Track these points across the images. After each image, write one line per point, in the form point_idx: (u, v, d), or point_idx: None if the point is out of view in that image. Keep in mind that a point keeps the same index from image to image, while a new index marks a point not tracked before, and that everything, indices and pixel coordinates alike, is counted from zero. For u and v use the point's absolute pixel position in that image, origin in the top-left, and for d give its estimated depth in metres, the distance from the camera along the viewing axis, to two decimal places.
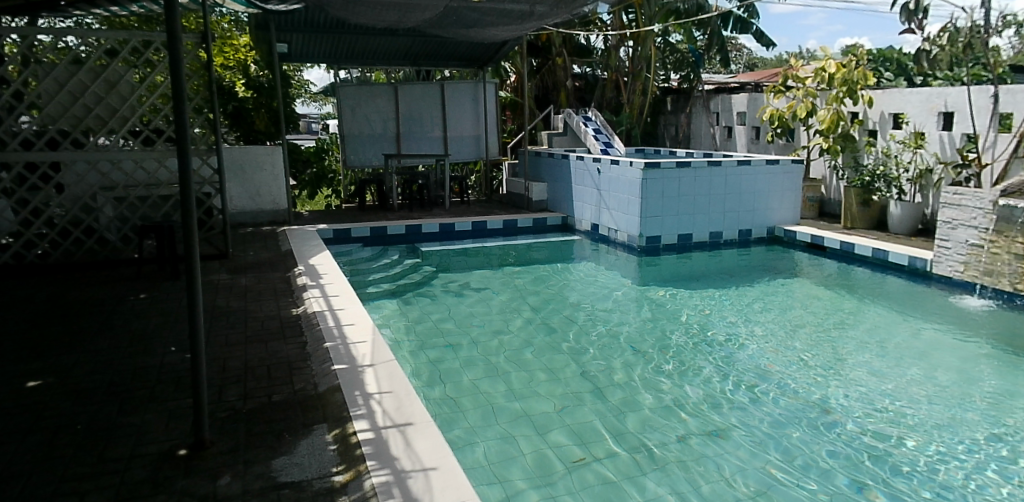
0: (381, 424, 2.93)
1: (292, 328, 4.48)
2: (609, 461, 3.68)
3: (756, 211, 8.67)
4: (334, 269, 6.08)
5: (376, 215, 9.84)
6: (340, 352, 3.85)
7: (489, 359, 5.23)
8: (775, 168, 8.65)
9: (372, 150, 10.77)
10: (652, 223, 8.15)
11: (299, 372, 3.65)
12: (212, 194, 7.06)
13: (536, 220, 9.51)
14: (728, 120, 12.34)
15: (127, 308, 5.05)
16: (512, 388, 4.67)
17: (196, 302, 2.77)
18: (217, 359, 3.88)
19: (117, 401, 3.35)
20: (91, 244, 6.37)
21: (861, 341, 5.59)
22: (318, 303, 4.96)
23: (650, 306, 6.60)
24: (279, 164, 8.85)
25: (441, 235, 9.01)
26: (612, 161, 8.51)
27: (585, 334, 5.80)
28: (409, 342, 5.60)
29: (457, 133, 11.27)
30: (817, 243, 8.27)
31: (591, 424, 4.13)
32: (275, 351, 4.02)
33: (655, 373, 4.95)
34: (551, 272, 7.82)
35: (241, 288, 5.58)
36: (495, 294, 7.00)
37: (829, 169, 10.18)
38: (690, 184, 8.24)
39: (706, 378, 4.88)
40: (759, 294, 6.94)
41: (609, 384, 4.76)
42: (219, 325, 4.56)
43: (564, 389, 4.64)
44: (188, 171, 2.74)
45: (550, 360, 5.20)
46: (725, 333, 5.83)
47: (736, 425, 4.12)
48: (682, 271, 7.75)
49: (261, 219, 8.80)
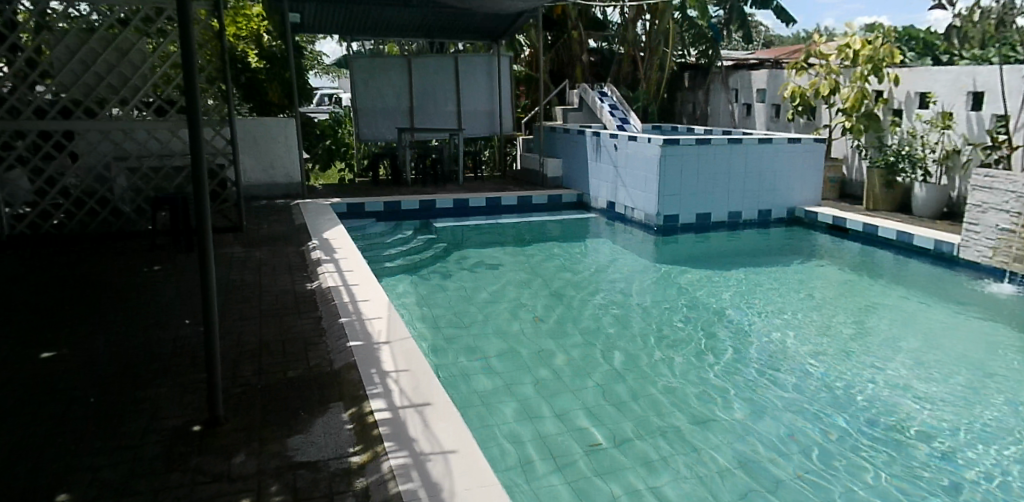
0: (398, 403, 2.86)
1: (308, 303, 4.42)
2: (626, 444, 3.62)
3: (776, 191, 8.50)
4: (349, 243, 6.01)
5: (389, 189, 9.76)
6: (356, 328, 3.80)
7: (504, 338, 5.17)
8: (798, 147, 8.44)
9: (385, 123, 10.64)
10: (670, 201, 8.00)
11: (314, 348, 3.60)
12: (225, 166, 6.97)
13: (551, 197, 9.39)
14: (748, 97, 12.09)
15: (141, 280, 5.02)
16: (527, 368, 4.62)
17: (209, 273, 2.70)
18: (233, 333, 3.86)
19: (132, 373, 3.32)
20: (105, 215, 6.33)
21: (884, 326, 5.47)
22: (332, 278, 4.90)
23: (667, 286, 6.50)
24: (293, 137, 8.74)
25: (455, 211, 8.91)
26: (629, 138, 8.33)
27: (601, 314, 5.73)
28: (423, 319, 5.55)
29: (471, 107, 11.11)
30: (839, 225, 8.10)
31: (608, 407, 4.05)
32: (290, 326, 3.98)
33: (671, 355, 4.88)
34: (566, 250, 7.73)
35: (255, 262, 5.53)
36: (510, 271, 6.91)
37: (852, 148, 9.96)
38: (710, 162, 8.06)
39: (725, 360, 4.80)
40: (779, 276, 6.82)
41: (624, 365, 4.69)
42: (233, 299, 4.51)
43: (580, 370, 4.58)
44: (199, 139, 2.64)
45: (565, 340, 5.13)
46: (744, 316, 5.72)
47: (756, 409, 4.05)
48: (700, 252, 7.64)
49: (274, 192, 8.73)
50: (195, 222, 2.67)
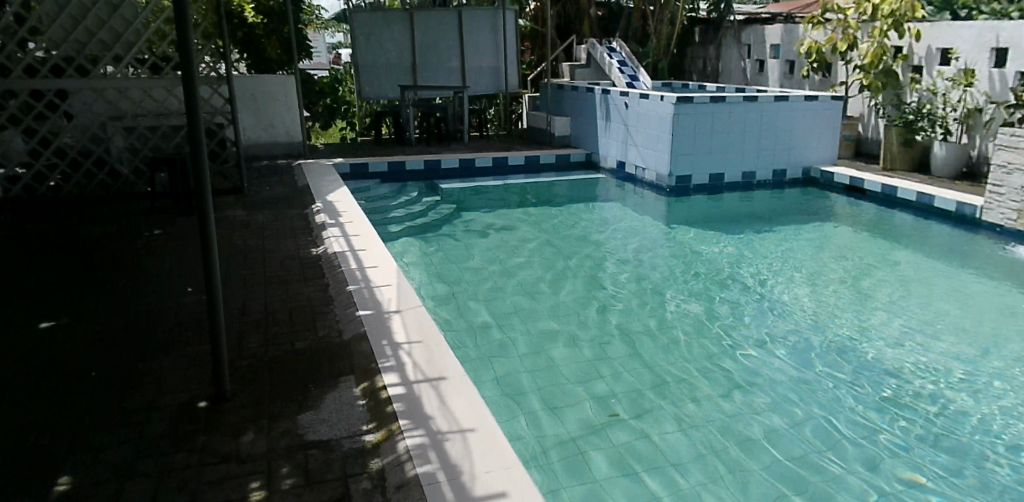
0: (412, 378, 2.74)
1: (313, 269, 4.27)
2: (643, 416, 3.52)
3: (792, 150, 8.26)
4: (353, 206, 5.84)
5: (393, 149, 9.53)
6: (365, 296, 3.66)
7: (514, 306, 5.06)
8: (815, 104, 8.17)
9: (387, 81, 10.29)
10: (682, 161, 7.78)
11: (322, 317, 3.47)
12: (224, 125, 6.75)
13: (559, 156, 9.16)
14: (761, 52, 11.71)
15: (142, 244, 4.87)
16: (539, 337, 4.51)
17: (211, 242, 2.54)
18: (238, 301, 3.73)
19: (135, 345, 3.20)
20: (102, 177, 6.15)
21: (903, 292, 5.34)
22: (338, 243, 4.74)
23: (679, 251, 6.35)
24: (293, 95, 8.48)
25: (461, 171, 8.69)
26: (641, 95, 8.05)
27: (613, 281, 5.59)
28: (431, 286, 5.43)
29: (475, 64, 10.77)
30: (856, 186, 7.90)
31: (624, 378, 3.94)
32: (297, 293, 3.84)
33: (686, 322, 4.77)
34: (575, 212, 7.55)
35: (257, 226, 5.36)
36: (518, 235, 6.74)
37: (868, 105, 9.66)
38: (724, 120, 7.81)
39: (740, 327, 4.69)
40: (795, 239, 6.66)
41: (638, 333, 4.58)
42: (237, 265, 4.37)
43: (593, 340, 4.46)
44: (195, 98, 2.45)
45: (576, 308, 5.01)
46: (760, 281, 5.59)
47: (776, 379, 3.94)
48: (713, 214, 7.47)
49: (275, 152, 8.51)
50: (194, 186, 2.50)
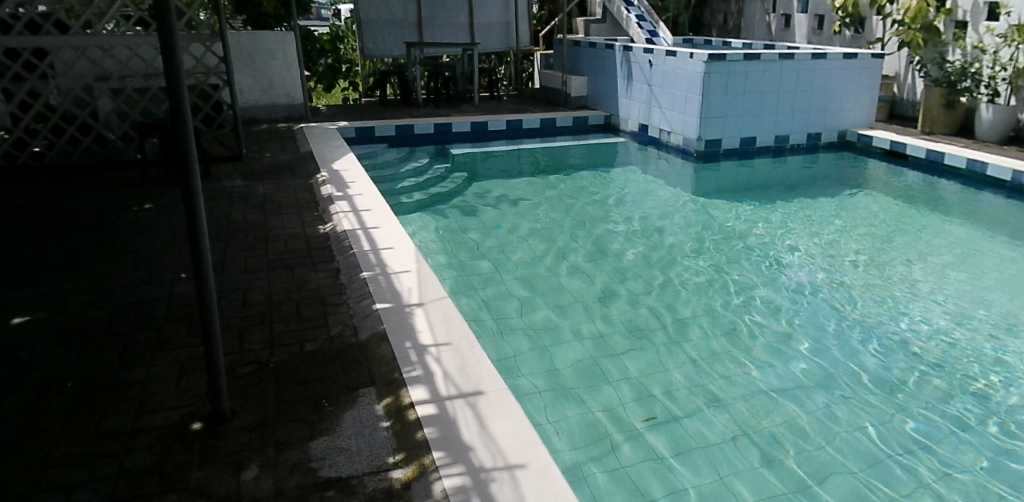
0: (444, 393, 2.32)
1: (321, 251, 3.84)
2: (694, 421, 3.13)
3: (828, 112, 7.73)
4: (363, 176, 5.37)
5: (400, 111, 8.99)
6: (381, 286, 3.24)
7: (539, 290, 4.65)
8: (854, 62, 7.60)
9: (392, 37, 9.67)
10: (712, 124, 7.25)
11: (333, 311, 3.06)
12: (219, 86, 6.21)
13: (576, 119, 8.63)
14: (788, 6, 11.03)
15: (131, 222, 4.43)
16: (569, 325, 4.12)
17: (200, 235, 2.06)
18: (236, 290, 3.31)
19: (120, 347, 2.79)
20: (88, 143, 5.66)
21: (958, 271, 4.92)
22: (348, 220, 4.29)
23: (712, 225, 5.92)
24: (293, 52, 7.90)
25: (473, 135, 8.17)
26: (667, 53, 7.48)
27: (642, 261, 5.18)
28: (448, 267, 5.02)
29: (484, 20, 10.15)
30: (897, 151, 7.42)
31: (668, 374, 3.55)
32: (304, 281, 3.42)
33: (729, 307, 4.37)
34: (596, 181, 7.09)
35: (257, 199, 4.91)
36: (538, 208, 6.29)
37: (906, 64, 9.11)
38: (758, 80, 7.25)
39: (790, 313, 4.28)
40: (834, 212, 6.22)
41: (677, 321, 4.18)
42: (236, 246, 3.94)
43: (629, 328, 4.07)
44: (175, 51, 1.90)
45: (607, 293, 4.60)
46: (803, 260, 5.16)
47: (835, 375, 3.55)
48: (744, 182, 7.01)
49: (276, 115, 7.98)
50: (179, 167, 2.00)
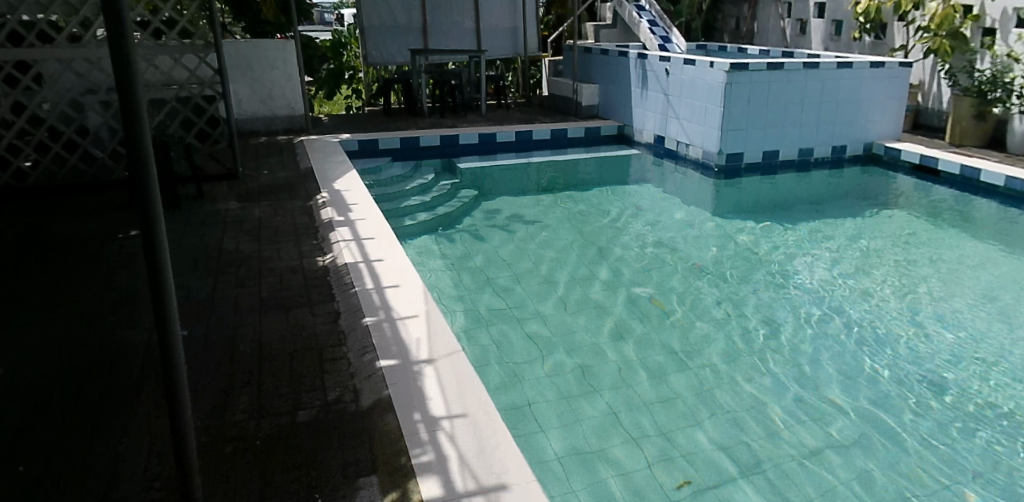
0: (459, 486, 1.98)
1: (319, 288, 3.47)
2: (736, 493, 2.78)
3: (853, 124, 7.37)
4: (366, 197, 5.02)
5: (405, 121, 8.65)
6: (387, 337, 2.89)
7: (555, 326, 4.30)
8: (880, 71, 7.23)
9: (395, 44, 9.32)
10: (734, 137, 6.89)
11: (332, 367, 2.70)
12: (214, 99, 5.86)
13: (588, 130, 8.27)
14: (804, 11, 10.66)
15: (115, 252, 4.08)
16: (589, 370, 3.77)
17: (172, 338, 1.49)
18: (223, 340, 2.95)
19: (85, 416, 2.43)
20: (75, 161, 5.32)
21: (1007, 303, 4.55)
22: (350, 250, 3.94)
23: (736, 249, 5.58)
24: (293, 61, 7.56)
25: (481, 147, 7.82)
26: (686, 61, 7.11)
27: (664, 293, 4.81)
28: (458, 300, 4.66)
29: (491, 25, 9.80)
30: (927, 165, 7.05)
31: (703, 433, 3.20)
32: (299, 326, 3.07)
33: (764, 348, 4.02)
34: (611, 198, 6.74)
35: (253, 224, 4.55)
36: (552, 231, 5.93)
37: (930, 71, 8.72)
38: (782, 90, 6.89)
39: (832, 355, 3.92)
40: (865, 234, 5.86)
41: (709, 364, 3.82)
42: (226, 281, 3.59)
43: (656, 374, 3.73)
44: (133, 80, 1.30)
45: (629, 330, 4.25)
46: (838, 290, 4.81)
47: (887, 433, 3.20)
48: (767, 200, 6.67)
49: (275, 126, 7.64)
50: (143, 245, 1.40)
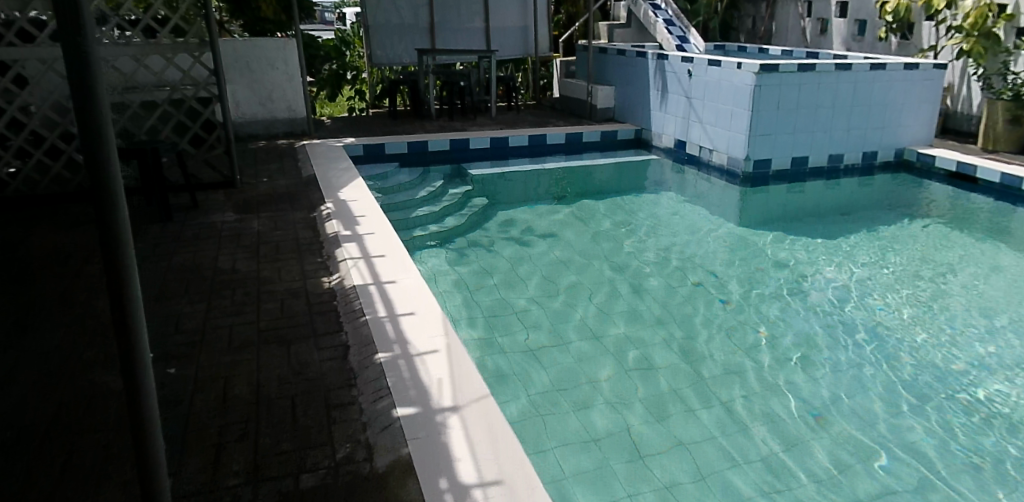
0: None
1: (324, 316, 3.10)
2: None
3: (884, 129, 7.00)
4: (374, 209, 4.65)
5: (411, 124, 8.28)
6: (403, 377, 2.51)
7: (581, 352, 3.94)
8: (914, 73, 6.86)
9: (401, 44, 8.95)
10: (761, 143, 6.52)
11: (340, 415, 2.33)
12: (211, 102, 5.49)
13: (604, 134, 7.90)
14: (824, 10, 10.29)
15: (97, 271, 3.71)
16: (620, 406, 3.41)
17: (153, 445, 1.10)
18: (214, 381, 2.58)
19: (49, 479, 2.05)
20: (60, 169, 4.95)
21: None
22: (358, 270, 3.58)
23: (770, 265, 5.21)
24: (294, 62, 7.19)
25: (492, 152, 7.44)
26: (710, 62, 6.75)
27: (695, 314, 4.46)
28: (474, 321, 4.30)
29: (501, 24, 9.43)
30: (965, 173, 6.65)
31: (757, 487, 2.84)
32: (301, 362, 2.70)
33: (810, 380, 3.66)
34: (631, 208, 6.37)
35: (250, 239, 4.18)
36: (570, 244, 5.57)
37: (961, 73, 8.33)
38: (812, 93, 6.52)
39: (887, 389, 3.57)
40: (906, 247, 5.48)
41: (754, 401, 3.46)
42: (219, 307, 3.22)
43: (697, 413, 3.36)
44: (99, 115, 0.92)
45: (661, 358, 3.89)
46: (885, 311, 4.43)
47: (961, 486, 2.85)
48: (796, 211, 6.30)
49: (276, 130, 7.27)
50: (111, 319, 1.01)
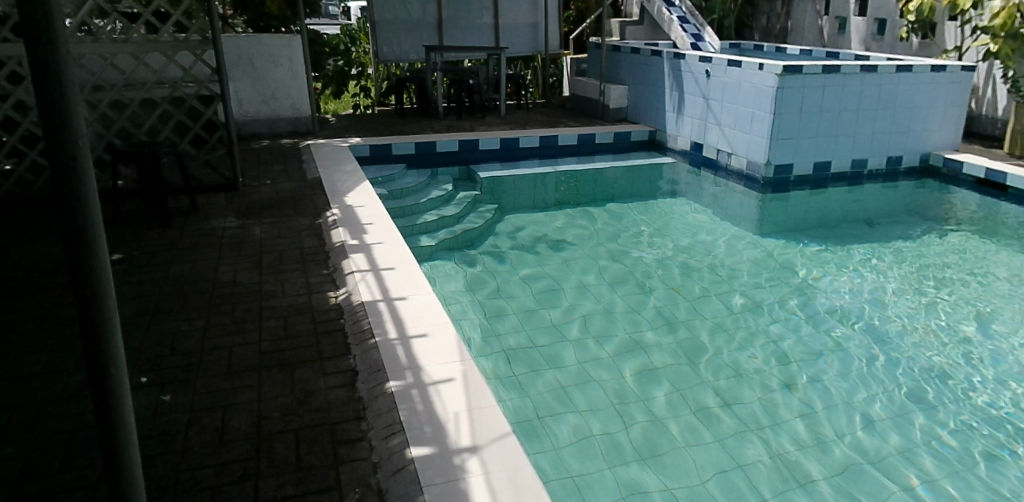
0: None
1: (330, 336, 2.90)
2: None
3: (909, 133, 6.78)
4: (382, 215, 4.46)
5: (418, 123, 8.07)
6: (416, 411, 2.31)
7: (599, 373, 3.75)
8: (941, 75, 6.62)
9: (409, 40, 8.73)
10: (783, 147, 6.33)
11: (348, 455, 2.13)
12: (212, 102, 5.28)
13: (616, 135, 7.68)
14: (843, 9, 10.03)
15: None
16: (639, 434, 3.25)
17: (131, 470, 1.08)
18: (211, 410, 2.38)
19: None
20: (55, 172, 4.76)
21: None
22: (368, 284, 3.38)
23: (793, 277, 5.00)
24: (299, 58, 6.97)
25: (502, 153, 7.23)
26: (730, 63, 6.53)
27: (716, 331, 4.26)
28: (486, 337, 4.11)
29: (510, 20, 9.19)
30: (994, 180, 6.41)
31: None
32: (306, 390, 2.49)
33: (841, 406, 3.47)
34: (646, 215, 6.17)
35: (252, 248, 3.98)
36: (585, 253, 5.36)
37: (986, 74, 8.09)
38: (836, 95, 6.30)
39: (921, 417, 3.39)
40: (935, 258, 5.26)
41: (783, 432, 3.28)
42: (218, 324, 3.01)
43: (724, 444, 3.18)
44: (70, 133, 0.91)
45: (682, 380, 3.70)
46: (918, 328, 4.23)
47: None
48: (818, 219, 6.10)
49: (279, 128, 7.06)
50: (73, 292, 0.97)
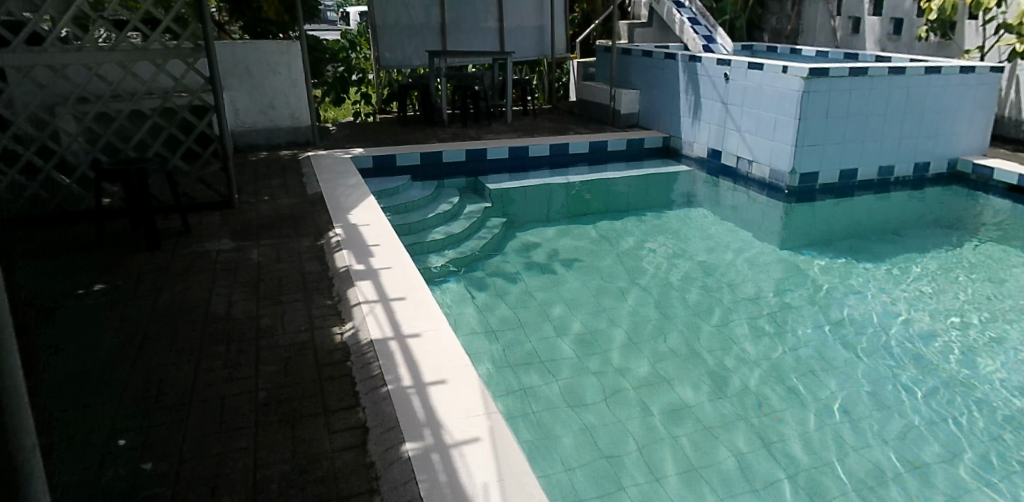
0: None
1: (336, 382, 2.57)
2: None
3: (937, 138, 6.47)
4: (389, 235, 4.13)
5: (422, 132, 7.74)
6: (437, 480, 1.98)
7: (629, 408, 3.41)
8: (970, 77, 6.30)
9: (411, 45, 8.42)
10: (809, 154, 6.01)
11: None
12: (207, 114, 4.95)
13: (629, 142, 7.35)
14: (856, 9, 9.73)
15: (68, 314, 3.16)
16: (678, 479, 2.91)
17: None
18: (200, 480, 2.05)
19: None
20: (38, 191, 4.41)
21: None
22: (376, 317, 3.05)
23: (827, 294, 4.67)
24: (298, 65, 6.65)
25: (511, 162, 6.90)
26: (751, 66, 6.23)
27: (752, 356, 3.92)
28: (505, 369, 3.77)
29: (516, 23, 8.86)
30: None
31: None
32: (310, 453, 2.16)
33: (900, 444, 3.14)
34: (665, 228, 5.85)
35: (249, 274, 3.65)
36: (603, 270, 5.04)
37: (1011, 75, 7.77)
38: (863, 99, 5.99)
39: (989, 455, 3.05)
40: (977, 272, 4.93)
41: (840, 476, 2.93)
42: (209, 369, 2.68)
43: (777, 492, 2.83)
44: None
45: (721, 414, 3.36)
46: (971, 352, 3.89)
47: None
48: (846, 230, 5.78)
49: (277, 139, 6.73)
50: None
